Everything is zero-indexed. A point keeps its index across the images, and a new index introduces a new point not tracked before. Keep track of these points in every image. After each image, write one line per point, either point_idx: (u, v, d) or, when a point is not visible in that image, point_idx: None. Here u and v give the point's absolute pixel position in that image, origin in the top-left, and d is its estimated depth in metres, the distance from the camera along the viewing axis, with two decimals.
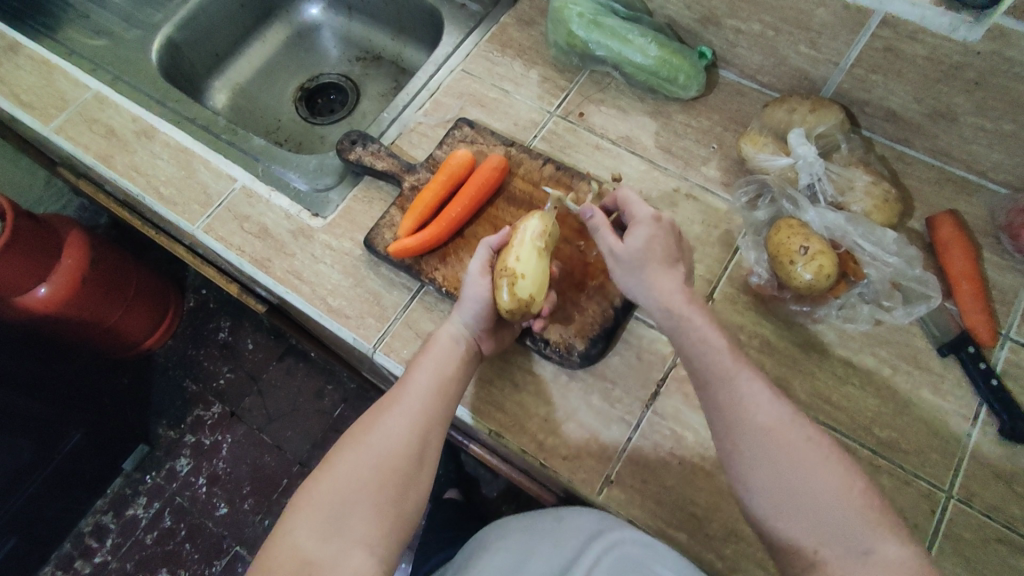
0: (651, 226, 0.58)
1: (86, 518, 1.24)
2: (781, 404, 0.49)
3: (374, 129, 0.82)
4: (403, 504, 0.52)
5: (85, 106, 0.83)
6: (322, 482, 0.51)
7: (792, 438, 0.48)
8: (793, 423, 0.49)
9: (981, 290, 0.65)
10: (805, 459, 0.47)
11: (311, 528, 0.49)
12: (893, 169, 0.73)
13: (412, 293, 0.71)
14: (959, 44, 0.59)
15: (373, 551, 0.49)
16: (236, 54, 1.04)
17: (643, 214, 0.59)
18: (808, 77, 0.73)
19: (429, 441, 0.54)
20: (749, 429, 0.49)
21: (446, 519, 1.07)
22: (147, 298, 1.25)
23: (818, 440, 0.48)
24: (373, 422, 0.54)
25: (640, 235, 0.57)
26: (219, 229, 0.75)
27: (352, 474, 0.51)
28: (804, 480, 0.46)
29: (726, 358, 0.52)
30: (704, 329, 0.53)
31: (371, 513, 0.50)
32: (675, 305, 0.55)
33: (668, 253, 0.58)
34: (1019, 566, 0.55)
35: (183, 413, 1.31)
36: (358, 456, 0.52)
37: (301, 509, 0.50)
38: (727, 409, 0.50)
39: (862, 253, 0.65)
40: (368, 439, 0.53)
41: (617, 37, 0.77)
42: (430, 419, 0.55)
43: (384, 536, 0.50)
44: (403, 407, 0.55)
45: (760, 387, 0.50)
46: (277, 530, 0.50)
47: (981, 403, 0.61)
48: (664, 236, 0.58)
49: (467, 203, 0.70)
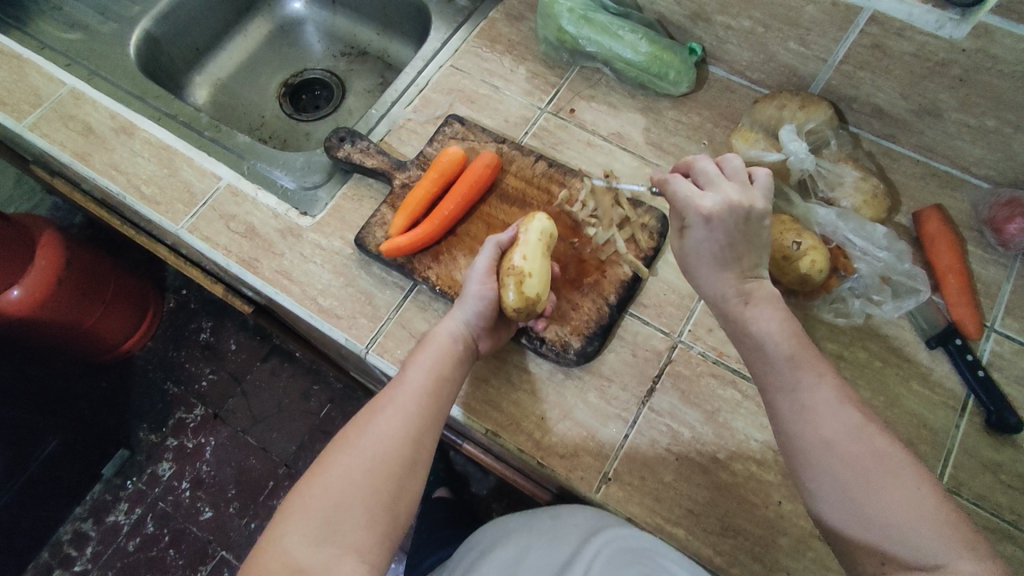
0: (703, 230, 0.56)
1: (65, 526, 1.20)
2: (845, 411, 0.48)
3: (363, 125, 0.81)
4: (396, 509, 0.51)
5: (60, 102, 0.80)
6: (313, 484, 0.50)
7: (855, 451, 0.46)
8: (857, 434, 0.46)
9: (967, 283, 0.66)
10: (867, 473, 0.45)
11: (302, 533, 0.47)
12: (880, 165, 0.74)
13: (404, 292, 0.70)
14: (945, 41, 0.59)
15: (364, 556, 0.48)
16: (217, 49, 1.01)
17: (694, 214, 0.56)
18: (797, 74, 0.74)
19: (422, 443, 0.54)
20: (808, 438, 0.48)
21: (437, 518, 1.06)
22: (127, 298, 1.22)
23: (886, 452, 0.46)
24: (366, 423, 0.54)
25: (695, 237, 0.57)
26: (204, 229, 0.73)
27: (344, 477, 0.50)
28: (866, 494, 0.45)
29: (784, 366, 0.51)
30: (762, 334, 0.53)
31: (363, 519, 0.49)
32: (731, 310, 0.55)
33: (732, 249, 0.55)
34: (1005, 553, 0.56)
35: (164, 416, 1.28)
36: (351, 459, 0.51)
37: (292, 513, 0.49)
38: (788, 420, 0.50)
39: (852, 248, 0.67)
40: (362, 440, 0.52)
41: (607, 33, 0.77)
42: (424, 421, 0.54)
43: (375, 542, 0.49)
44: (397, 409, 0.54)
45: (824, 396, 0.49)
46: (267, 536, 0.49)
47: (968, 394, 0.62)
48: (722, 236, 0.55)
49: (460, 200, 0.69)
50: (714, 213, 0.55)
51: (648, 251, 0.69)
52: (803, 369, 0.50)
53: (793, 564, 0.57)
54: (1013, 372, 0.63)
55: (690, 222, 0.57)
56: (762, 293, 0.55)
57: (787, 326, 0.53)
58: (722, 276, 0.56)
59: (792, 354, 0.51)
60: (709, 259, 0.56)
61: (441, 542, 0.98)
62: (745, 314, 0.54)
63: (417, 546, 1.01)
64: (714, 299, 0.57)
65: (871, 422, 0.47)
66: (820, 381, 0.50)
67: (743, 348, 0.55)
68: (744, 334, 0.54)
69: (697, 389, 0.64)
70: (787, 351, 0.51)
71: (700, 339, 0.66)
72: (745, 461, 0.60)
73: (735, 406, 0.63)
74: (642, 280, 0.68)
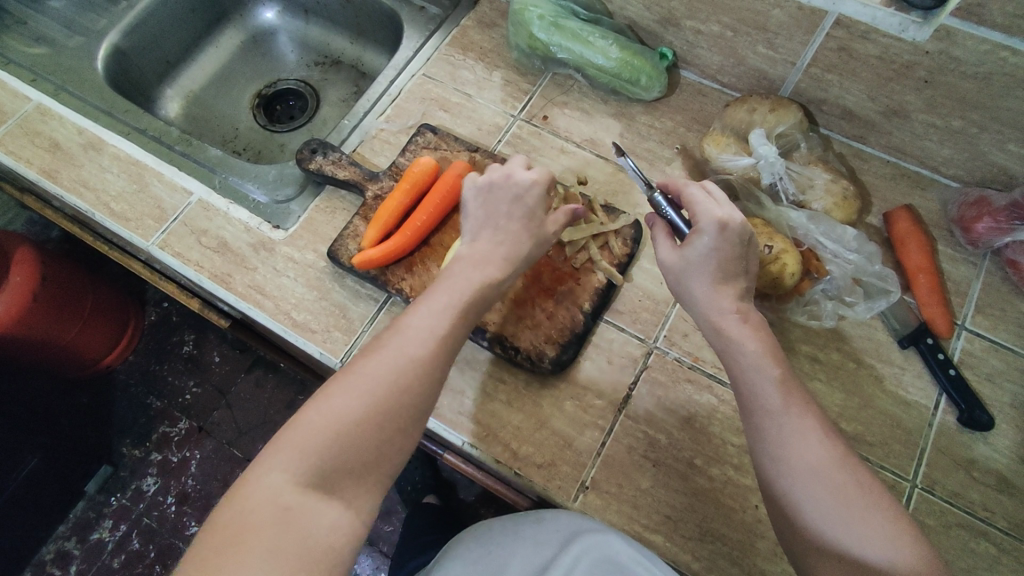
0: (715, 237, 0.54)
1: (47, 546, 1.19)
2: (829, 442, 0.48)
3: (335, 137, 0.80)
4: (391, 459, 0.48)
5: (26, 118, 0.80)
6: (308, 420, 0.46)
7: (839, 481, 0.47)
8: (841, 464, 0.48)
9: (937, 282, 0.67)
10: (850, 504, 0.46)
11: (292, 472, 0.44)
12: (851, 167, 0.74)
13: (378, 304, 0.69)
14: (909, 44, 0.60)
15: (353, 503, 0.45)
16: (188, 61, 1.00)
17: (709, 219, 0.54)
18: (766, 77, 0.74)
19: (426, 391, 0.50)
20: (793, 464, 0.48)
21: (422, 523, 1.06)
22: (105, 313, 1.20)
23: (867, 484, 0.47)
24: (370, 363, 0.49)
25: (703, 244, 0.54)
26: (175, 245, 0.73)
27: (342, 418, 0.46)
28: (847, 524, 0.46)
29: (774, 391, 0.51)
30: (753, 355, 0.52)
31: (358, 466, 0.46)
32: (725, 325, 0.54)
33: (729, 266, 0.54)
34: (979, 550, 0.57)
35: (147, 431, 1.26)
36: (350, 399, 0.47)
37: (283, 448, 0.45)
38: (772, 441, 0.49)
39: (824, 250, 0.67)
40: (366, 380, 0.48)
41: (578, 40, 0.77)
42: (430, 373, 0.50)
43: (367, 491, 0.46)
44: (403, 349, 0.50)
45: (811, 426, 0.49)
46: (249, 469, 0.45)
47: (940, 393, 0.63)
48: (728, 248, 0.54)
49: (432, 211, 0.69)
50: (729, 223, 0.54)
51: (622, 258, 0.69)
52: (791, 398, 0.50)
53: (770, 567, 0.57)
54: (985, 370, 0.64)
55: (699, 228, 0.54)
56: (752, 313, 0.55)
57: (772, 348, 0.53)
58: (716, 293, 0.55)
59: (782, 380, 0.51)
60: (710, 271, 0.54)
61: (426, 548, 0.98)
62: (739, 331, 0.53)
63: (402, 555, 1.01)
64: (706, 313, 0.55)
65: (851, 454, 0.49)
66: (806, 410, 0.50)
67: (728, 366, 0.54)
68: (734, 353, 0.53)
69: (672, 394, 0.64)
70: (776, 374, 0.51)
71: (676, 344, 0.66)
72: (722, 466, 0.61)
73: (712, 411, 0.63)
74: (617, 287, 0.68)
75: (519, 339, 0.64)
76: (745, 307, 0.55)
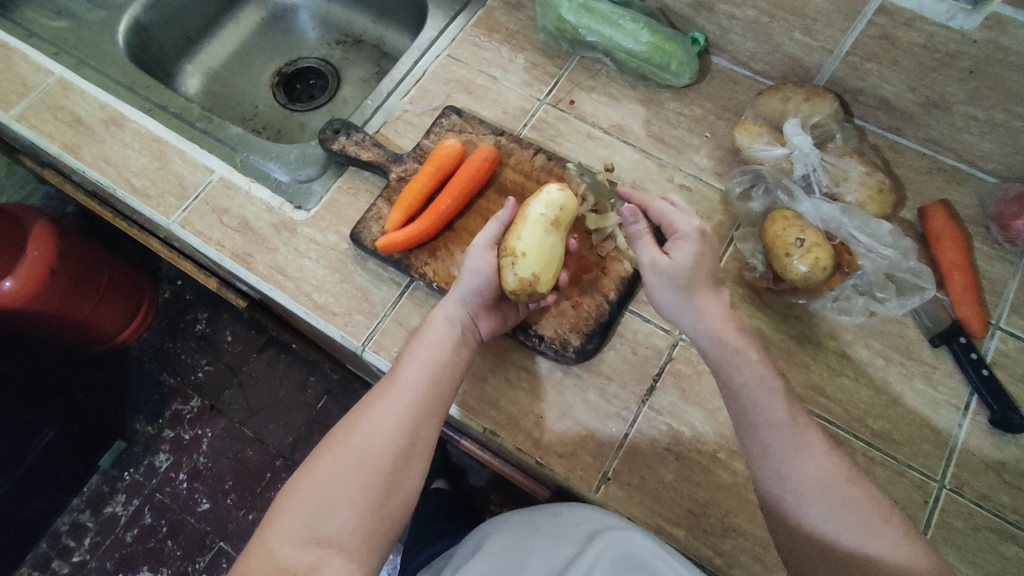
0: (697, 242, 0.56)
1: (63, 517, 1.20)
2: (833, 455, 0.50)
3: (358, 117, 0.79)
4: (387, 508, 0.50)
5: (47, 91, 0.79)
6: (301, 485, 0.50)
7: (850, 495, 0.48)
8: (850, 477, 0.49)
9: (972, 281, 0.65)
10: (862, 520, 0.47)
11: (289, 533, 0.47)
12: (886, 159, 0.72)
13: (401, 289, 0.69)
14: (956, 33, 0.58)
15: (352, 553, 0.48)
16: (209, 38, 0.99)
17: (688, 228, 0.57)
18: (802, 65, 0.72)
19: (416, 437, 0.53)
20: (803, 478, 0.48)
21: (435, 508, 1.06)
22: (121, 290, 1.21)
23: (875, 497, 0.48)
24: (359, 421, 0.53)
25: (688, 249, 0.56)
26: (196, 224, 0.72)
27: (332, 479, 0.49)
28: (860, 539, 0.46)
29: (778, 405, 0.51)
30: (756, 369, 0.52)
31: (352, 519, 0.49)
32: (727, 337, 0.54)
33: (712, 273, 0.56)
34: (1008, 554, 0.56)
35: (160, 408, 1.27)
36: (341, 456, 0.51)
37: (286, 509, 0.49)
38: (778, 456, 0.49)
39: (857, 244, 0.65)
40: (353, 439, 0.51)
41: (608, 22, 0.75)
42: (419, 420, 0.53)
43: (364, 541, 0.49)
44: (390, 402, 0.53)
45: (815, 439, 0.50)
46: (258, 533, 0.49)
47: (971, 393, 0.62)
48: (707, 253, 0.56)
49: (457, 195, 0.68)
50: (707, 231, 0.57)
51: None
52: (794, 411, 0.51)
53: None
54: (1019, 371, 0.63)
55: (680, 236, 0.57)
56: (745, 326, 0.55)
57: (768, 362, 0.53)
58: (710, 304, 0.55)
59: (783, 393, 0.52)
60: (699, 278, 0.55)
61: (438, 535, 0.98)
62: (739, 343, 0.53)
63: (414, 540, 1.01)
64: (704, 328, 0.54)
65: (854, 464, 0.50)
66: (807, 422, 0.51)
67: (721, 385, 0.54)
68: (730, 370, 0.53)
69: (696, 387, 0.63)
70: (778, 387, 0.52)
71: None
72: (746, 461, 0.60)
73: None
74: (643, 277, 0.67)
75: (544, 329, 0.63)
76: (737, 319, 0.55)
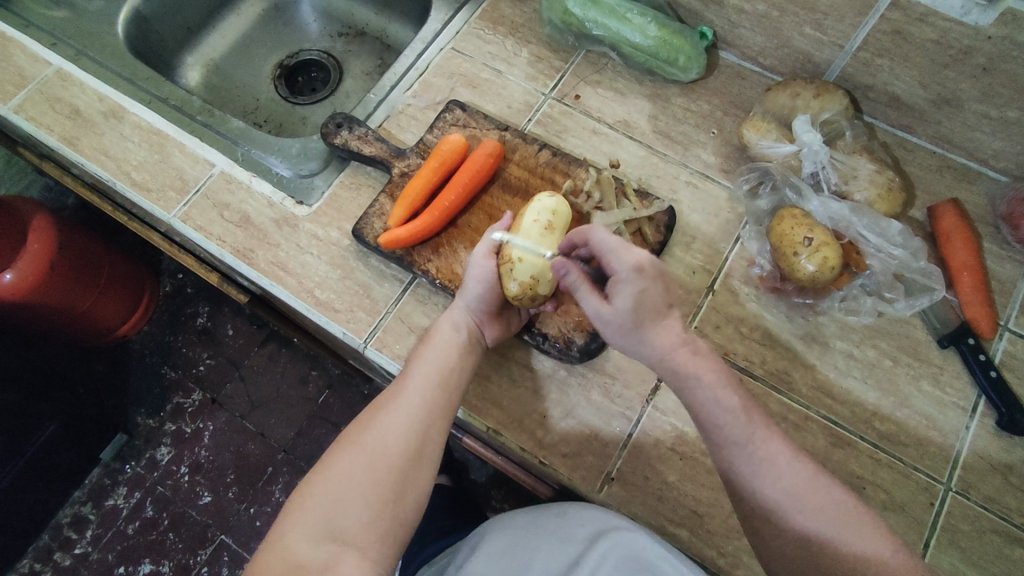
0: (635, 281, 0.52)
1: (64, 510, 1.20)
2: (797, 465, 0.49)
3: (361, 111, 0.78)
4: (399, 507, 0.50)
5: (46, 82, 0.78)
6: (316, 482, 0.50)
7: (818, 505, 0.47)
8: (817, 485, 0.48)
9: (982, 281, 0.64)
10: (835, 529, 0.46)
11: (304, 530, 0.47)
12: (896, 157, 0.71)
13: (404, 285, 0.68)
14: (970, 28, 0.57)
15: (366, 550, 0.47)
16: (209, 29, 0.98)
17: (624, 267, 0.53)
18: (811, 60, 0.71)
19: (428, 437, 0.53)
20: (771, 495, 0.48)
21: (436, 504, 1.06)
22: (121, 283, 1.20)
23: (845, 502, 0.48)
24: (372, 421, 0.53)
25: (625, 294, 0.52)
26: (197, 218, 0.71)
27: (347, 475, 0.49)
28: (835, 549, 0.46)
29: (738, 422, 0.50)
30: (713, 388, 0.51)
31: (365, 516, 0.48)
32: (679, 364, 0.52)
33: (657, 306, 0.53)
34: (1014, 557, 0.56)
35: (161, 401, 1.27)
36: (354, 455, 0.51)
37: (301, 507, 0.49)
38: (745, 475, 0.49)
39: (866, 244, 0.64)
40: (366, 438, 0.52)
41: (615, 15, 0.74)
42: (431, 420, 0.53)
43: (377, 539, 0.48)
44: (402, 403, 0.53)
45: (778, 451, 0.49)
46: (272, 532, 0.48)
47: (979, 394, 0.61)
48: (649, 291, 0.53)
49: (461, 191, 0.67)
50: (643, 265, 0.53)
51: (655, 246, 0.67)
52: (755, 423, 0.50)
53: None
54: None
55: (616, 279, 0.53)
56: (699, 342, 0.54)
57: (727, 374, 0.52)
58: (658, 338, 0.52)
59: (744, 407, 0.50)
60: (643, 321, 0.52)
61: (439, 531, 0.97)
62: (692, 364, 0.52)
63: None
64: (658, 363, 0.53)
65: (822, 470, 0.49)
66: (769, 433, 0.50)
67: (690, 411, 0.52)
68: (688, 394, 0.52)
69: None
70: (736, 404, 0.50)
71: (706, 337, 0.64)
72: None
73: None
74: None
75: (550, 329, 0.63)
76: (689, 339, 0.53)
